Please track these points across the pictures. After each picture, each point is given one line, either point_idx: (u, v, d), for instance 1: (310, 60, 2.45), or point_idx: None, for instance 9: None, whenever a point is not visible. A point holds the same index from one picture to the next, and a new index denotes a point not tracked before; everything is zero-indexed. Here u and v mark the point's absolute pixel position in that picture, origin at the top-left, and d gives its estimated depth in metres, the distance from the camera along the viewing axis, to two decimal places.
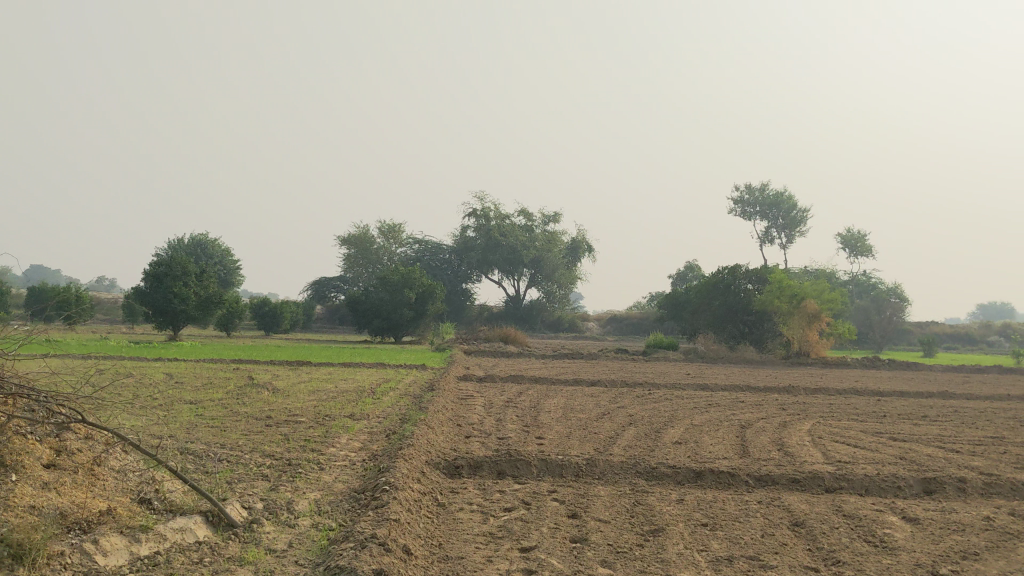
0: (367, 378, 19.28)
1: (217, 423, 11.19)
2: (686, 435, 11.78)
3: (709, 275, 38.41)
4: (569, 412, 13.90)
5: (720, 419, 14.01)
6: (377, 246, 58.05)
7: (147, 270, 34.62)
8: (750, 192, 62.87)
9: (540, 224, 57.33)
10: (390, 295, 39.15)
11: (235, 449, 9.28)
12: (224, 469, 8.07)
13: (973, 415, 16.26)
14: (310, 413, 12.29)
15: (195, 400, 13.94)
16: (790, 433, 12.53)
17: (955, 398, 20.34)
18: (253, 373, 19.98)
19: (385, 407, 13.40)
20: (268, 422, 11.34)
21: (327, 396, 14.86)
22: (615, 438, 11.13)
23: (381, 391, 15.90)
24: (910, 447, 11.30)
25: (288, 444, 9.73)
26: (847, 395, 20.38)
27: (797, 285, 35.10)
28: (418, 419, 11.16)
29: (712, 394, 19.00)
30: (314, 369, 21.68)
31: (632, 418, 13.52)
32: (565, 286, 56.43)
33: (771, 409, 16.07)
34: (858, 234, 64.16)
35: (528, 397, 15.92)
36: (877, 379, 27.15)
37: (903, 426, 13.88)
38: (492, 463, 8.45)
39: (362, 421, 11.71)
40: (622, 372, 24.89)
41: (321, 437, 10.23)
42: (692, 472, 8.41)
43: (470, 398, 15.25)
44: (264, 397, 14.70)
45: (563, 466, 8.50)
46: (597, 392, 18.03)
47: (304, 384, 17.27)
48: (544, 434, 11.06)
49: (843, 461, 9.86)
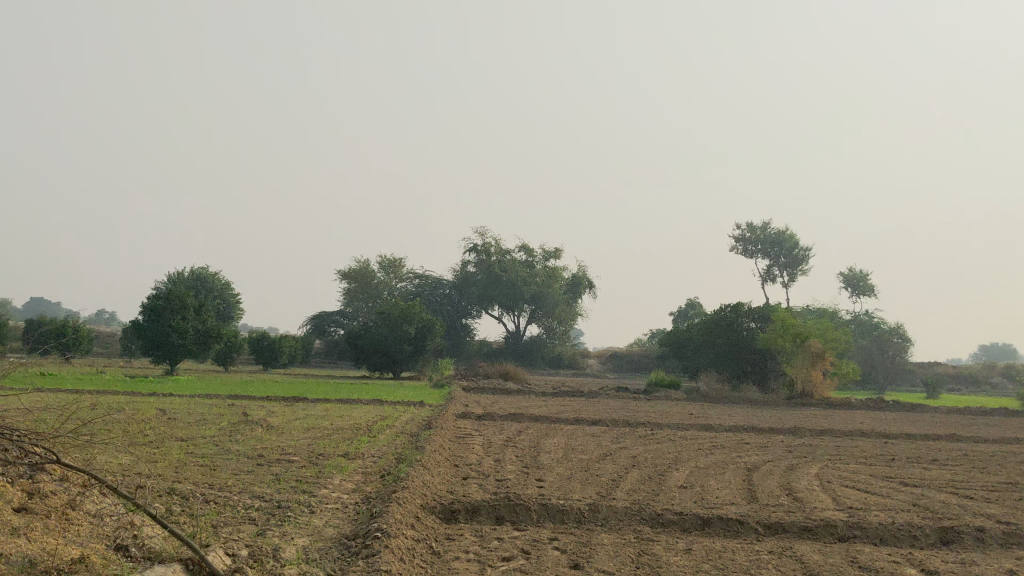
0: (364, 415, 18.92)
1: (206, 462, 10.85)
2: (690, 479, 11.43)
3: (711, 313, 38.12)
4: (570, 453, 13.54)
5: (725, 461, 13.65)
6: (377, 281, 57.78)
7: (145, 303, 34.33)
8: (751, 230, 62.70)
9: (541, 259, 57.12)
10: (389, 330, 38.83)
11: (224, 489, 8.94)
12: (210, 511, 7.73)
13: (983, 459, 15.90)
14: (304, 452, 11.95)
15: (187, 437, 13.60)
16: (797, 477, 12.17)
17: (963, 441, 19.97)
18: (247, 408, 19.62)
19: (381, 446, 13.05)
20: (260, 462, 11.01)
21: (322, 434, 14.53)
22: (618, 482, 10.78)
23: (378, 429, 15.54)
24: (923, 493, 10.94)
25: (279, 485, 9.39)
26: (853, 436, 20.02)
27: (800, 324, 34.80)
28: (414, 459, 10.81)
29: (715, 435, 18.63)
30: (310, 405, 21.33)
31: (635, 460, 13.17)
32: (565, 323, 56.12)
33: (777, 451, 15.71)
34: (860, 273, 63.93)
35: (528, 436, 15.57)
36: (882, 420, 26.75)
37: (913, 470, 13.52)
38: (491, 507, 8.09)
39: (357, 460, 11.36)
40: (624, 411, 24.51)
41: (313, 478, 9.88)
42: (699, 519, 8.06)
43: (469, 437, 14.90)
44: (258, 434, 14.36)
45: (565, 511, 8.15)
46: (599, 431, 17.67)
47: (300, 421, 16.91)
48: (545, 476, 10.71)
49: (856, 507, 9.49)
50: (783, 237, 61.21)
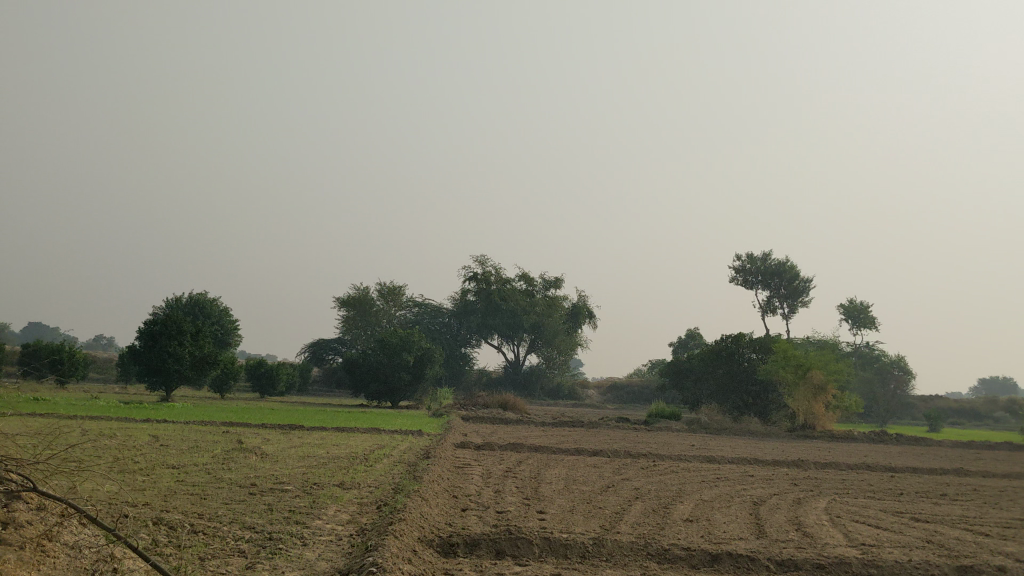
0: (360, 444, 18.59)
1: (197, 490, 10.52)
2: (696, 512, 11.11)
3: (712, 343, 37.82)
4: (572, 484, 13.20)
5: (730, 494, 13.32)
6: (376, 309, 57.50)
7: (142, 328, 34.01)
8: (751, 260, 62.49)
9: (541, 288, 56.86)
10: (388, 358, 38.49)
11: (214, 519, 8.62)
12: (198, 543, 7.42)
13: (992, 494, 15.58)
14: (298, 481, 11.61)
15: (179, 465, 13.27)
16: (805, 511, 11.85)
17: (970, 475, 19.62)
18: (241, 436, 19.27)
19: (378, 475, 12.72)
20: (253, 490, 10.68)
21: (317, 463, 14.19)
22: (622, 514, 10.45)
23: (375, 458, 15.21)
24: (936, 528, 10.62)
25: (271, 515, 9.06)
26: (858, 470, 19.67)
27: (802, 354, 34.39)
28: (412, 490, 10.48)
29: (719, 467, 18.28)
30: (305, 433, 20.96)
31: (638, 492, 12.85)
32: (565, 353, 55.77)
33: (783, 484, 15.38)
34: (861, 305, 63.70)
35: (528, 466, 15.23)
36: (885, 453, 26.40)
37: (923, 504, 13.20)
38: (491, 540, 7.78)
39: (353, 490, 11.04)
40: (624, 442, 24.13)
41: (307, 508, 9.56)
42: (708, 555, 7.75)
43: (467, 467, 14.57)
44: (252, 462, 14.02)
45: (568, 545, 7.83)
46: (600, 462, 17.34)
47: (295, 449, 16.58)
48: (547, 509, 10.39)
49: (869, 544, 9.18)
50: (783, 268, 60.99)
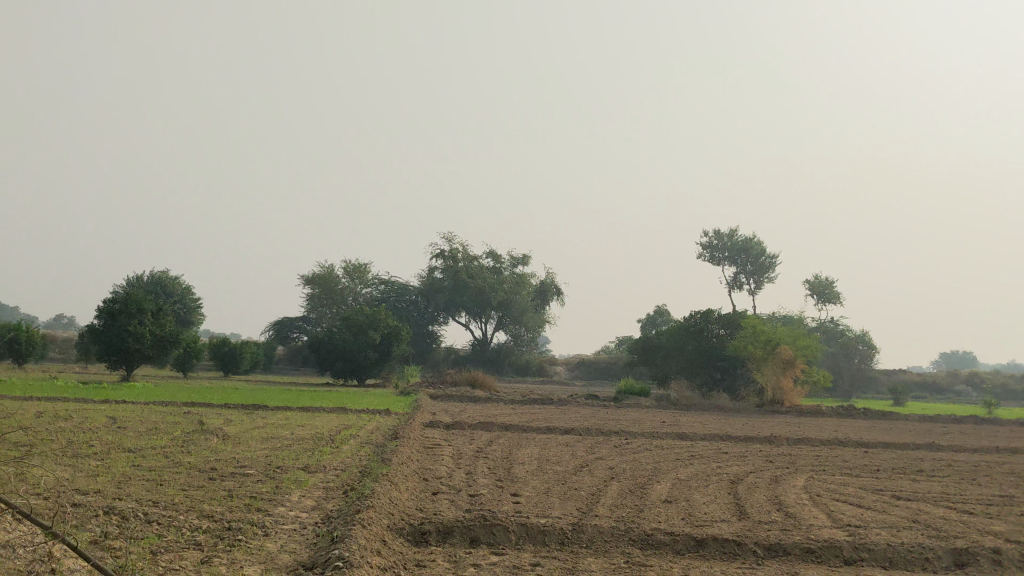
0: (327, 424, 18.07)
1: (153, 476, 9.97)
2: (674, 492, 10.78)
3: (681, 319, 37.67)
4: (544, 464, 12.81)
5: (707, 473, 13.01)
6: (341, 287, 56.71)
7: (102, 306, 33.15)
8: (718, 236, 62.49)
9: (508, 266, 56.47)
10: (354, 337, 37.93)
11: (170, 508, 8.10)
12: (152, 534, 6.92)
13: (969, 470, 15.45)
14: (261, 465, 11.09)
15: (136, 448, 12.71)
16: (784, 489, 11.57)
17: (942, 451, 19.56)
18: (203, 417, 18.70)
19: (344, 457, 12.23)
20: (213, 475, 10.15)
21: (282, 445, 13.66)
22: (598, 496, 10.07)
23: (340, 439, 14.72)
24: (920, 508, 10.38)
25: (231, 502, 8.56)
26: (831, 445, 19.49)
27: (771, 330, 34.42)
28: (380, 473, 9.99)
29: (692, 444, 18.01)
30: (270, 413, 20.41)
31: (613, 471, 12.50)
32: (532, 330, 55.45)
33: (758, 461, 15.10)
34: (827, 281, 64.02)
35: (499, 446, 14.79)
36: (856, 428, 26.38)
37: (901, 482, 12.99)
38: (465, 527, 7.36)
39: (318, 474, 10.55)
40: (595, 420, 23.82)
41: (270, 494, 9.06)
42: (693, 540, 7.39)
43: (437, 447, 14.13)
44: (212, 445, 13.45)
45: (546, 531, 7.41)
46: (573, 441, 16.97)
47: (258, 431, 16.03)
48: (521, 491, 9.97)
49: (856, 526, 8.87)
50: (749, 244, 61.05)
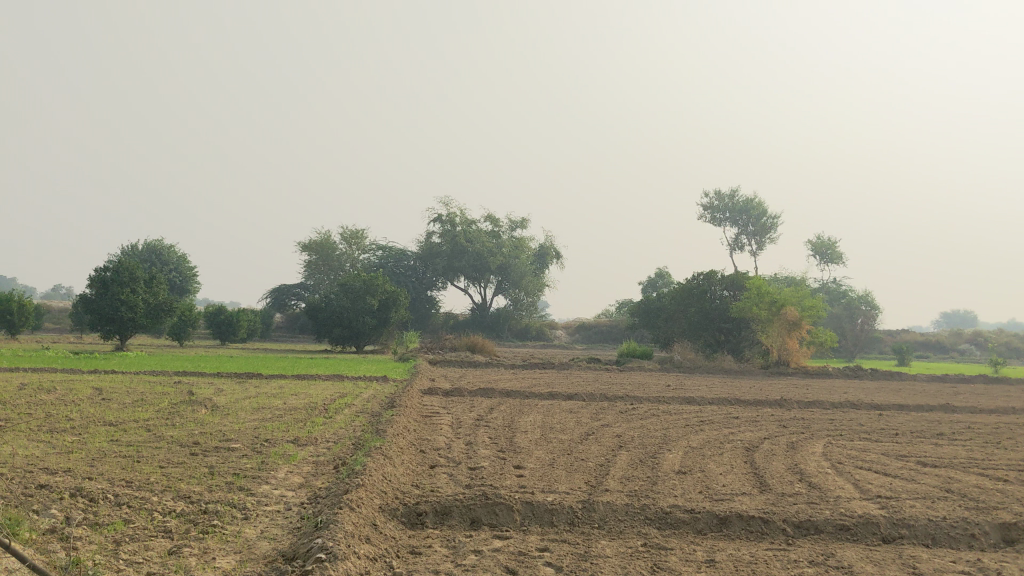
0: (321, 393, 17.43)
1: (130, 452, 9.28)
2: (687, 461, 10.14)
3: (684, 281, 36.74)
4: (548, 433, 12.15)
5: (719, 440, 12.34)
6: (339, 253, 55.94)
7: (93, 275, 32.42)
8: (718, 197, 61.69)
9: (507, 230, 55.76)
10: (351, 303, 37.23)
11: (142, 489, 7.44)
12: (118, 521, 6.25)
13: (990, 432, 14.84)
14: (247, 438, 10.42)
15: (118, 421, 12.06)
16: (802, 456, 10.94)
17: (957, 412, 18.94)
18: (192, 387, 18.04)
19: (337, 429, 11.55)
20: (194, 450, 9.49)
21: (272, 416, 12.99)
22: (607, 467, 9.41)
23: (334, 409, 14.02)
24: (950, 475, 9.75)
25: (211, 480, 7.90)
26: (843, 408, 18.90)
27: (775, 290, 33.65)
28: (373, 446, 9.32)
29: (701, 409, 17.36)
30: (263, 382, 19.77)
31: (621, 440, 11.84)
32: (532, 294, 54.80)
33: (770, 426, 14.43)
34: (829, 241, 63.33)
35: (501, 414, 14.16)
36: (864, 390, 25.79)
37: (923, 447, 12.35)
38: (464, 507, 6.70)
39: (308, 447, 9.88)
40: (597, 384, 23.18)
41: (253, 471, 8.39)
42: (715, 518, 6.73)
43: (435, 416, 13.45)
44: (199, 417, 12.77)
45: (553, 510, 6.75)
46: (577, 407, 16.34)
47: (249, 401, 15.36)
48: (524, 463, 9.31)
49: (886, 497, 8.25)
50: (750, 205, 60.23)
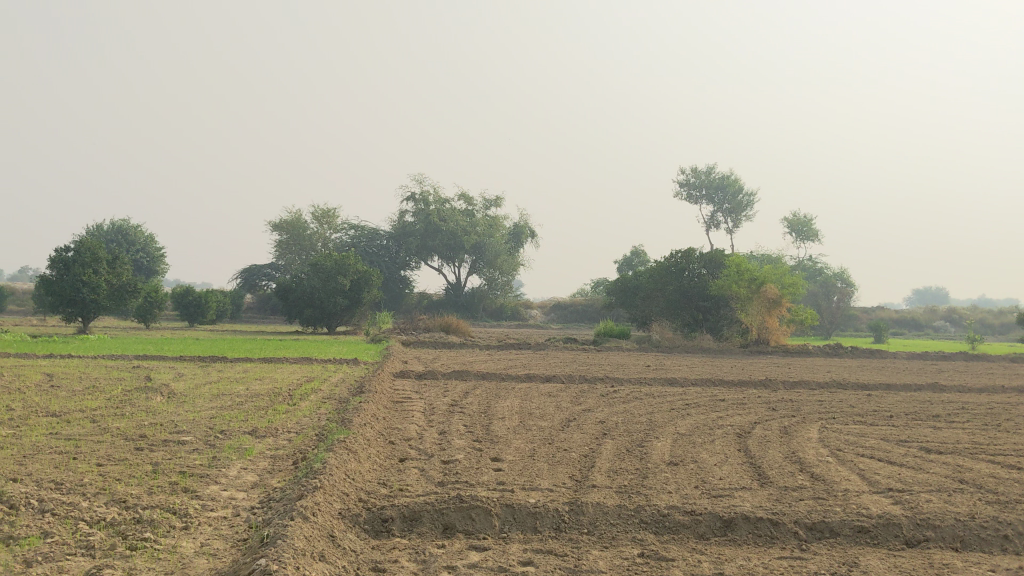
0: (286, 377, 16.59)
1: (67, 448, 8.40)
2: (678, 451, 9.42)
3: (661, 258, 35.91)
4: (527, 420, 11.38)
5: (709, 426, 11.62)
6: (310, 232, 54.83)
7: (53, 256, 31.23)
8: (695, 174, 61.04)
9: (481, 208, 54.94)
10: (322, 283, 36.20)
11: (72, 493, 6.59)
12: (35, 534, 5.40)
13: (986, 413, 14.27)
14: (200, 430, 9.56)
15: (63, 411, 11.18)
16: (798, 443, 10.24)
17: (947, 391, 18.39)
18: (151, 372, 17.11)
19: (300, 418, 10.71)
20: (139, 445, 8.61)
21: (231, 403, 12.13)
22: (591, 458, 8.68)
23: (298, 395, 13.16)
24: (957, 462, 9.07)
25: (153, 481, 7.05)
26: (830, 388, 18.31)
27: (755, 268, 33.04)
28: (337, 438, 8.52)
29: (685, 390, 16.70)
30: (228, 366, 18.91)
31: (605, 426, 11.10)
32: (507, 274, 54.00)
33: (759, 410, 13.73)
34: (805, 218, 62.96)
35: (476, 399, 13.37)
36: (847, 368, 25.26)
37: (923, 430, 11.71)
38: (436, 512, 5.92)
39: (266, 440, 9.04)
40: (576, 365, 22.41)
41: (202, 469, 7.55)
42: (718, 520, 6.01)
43: (406, 402, 12.65)
44: (152, 405, 11.88)
45: (536, 513, 5.99)
46: (556, 390, 15.62)
47: (209, 387, 14.47)
48: (503, 455, 8.54)
49: (898, 490, 7.54)
50: (726, 181, 59.65)
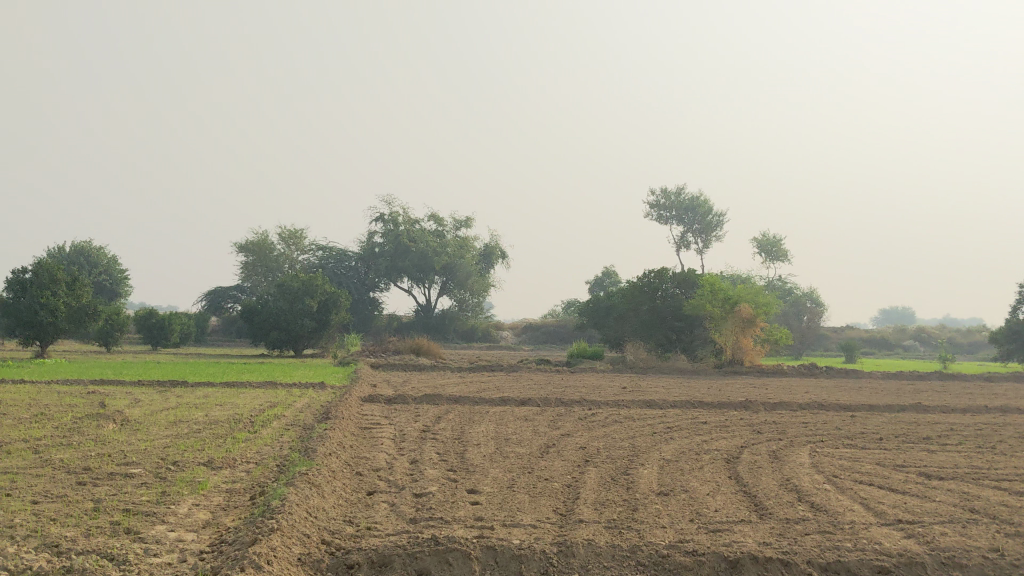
0: (249, 402, 15.82)
1: (1, 484, 7.63)
2: (666, 479, 8.84)
3: (634, 278, 35.43)
4: (504, 446, 10.75)
5: (695, 451, 11.03)
6: (277, 254, 53.93)
7: (10, 277, 30.20)
8: (665, 195, 60.88)
9: (451, 229, 54.34)
10: (289, 304, 35.35)
11: (1, 537, 5.86)
12: None
13: (975, 435, 13.83)
14: (151, 461, 8.83)
15: (5, 441, 10.37)
16: (791, 469, 9.69)
17: (930, 412, 17.99)
18: (105, 398, 16.24)
19: (261, 447, 10.00)
20: (81, 479, 7.86)
21: (188, 431, 11.36)
22: (575, 489, 8.07)
23: (260, 422, 12.43)
24: (962, 489, 8.55)
25: (92, 521, 6.32)
26: (813, 410, 17.79)
27: (728, 287, 32.65)
28: (300, 470, 7.85)
29: (665, 413, 16.11)
30: (188, 391, 18.07)
31: (586, 453, 10.48)
32: (478, 295, 53.57)
33: (743, 432, 13.19)
34: (775, 238, 62.90)
35: (448, 424, 12.71)
36: (825, 389, 24.84)
37: (915, 454, 11.22)
38: (409, 556, 5.31)
39: (222, 472, 8.34)
40: (549, 387, 21.78)
41: (151, 506, 6.83)
42: (723, 561, 5.44)
43: (375, 429, 11.94)
44: (102, 434, 11.07)
45: (520, 556, 5.43)
46: (531, 414, 15.00)
47: (166, 413, 13.68)
48: (479, 487, 7.90)
49: (909, 521, 7.01)
50: (696, 202, 59.57)
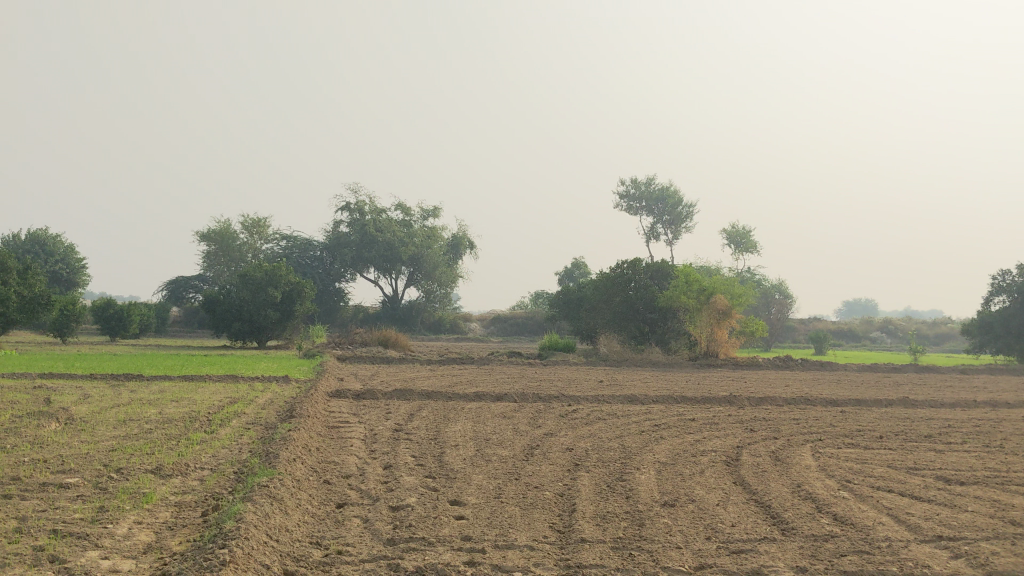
0: (207, 397, 14.84)
1: None
2: (669, 486, 7.99)
3: (607, 269, 34.55)
4: (485, 448, 9.85)
5: (692, 453, 10.18)
6: (239, 243, 52.52)
7: None
8: (635, 185, 60.22)
9: (419, 219, 53.26)
10: (251, 295, 34.20)
11: None
12: None
13: (974, 431, 13.20)
14: (90, 468, 7.83)
15: None
16: (799, 474, 8.86)
17: (919, 407, 17.39)
18: (53, 393, 15.17)
19: (218, 450, 9.02)
20: (8, 491, 6.84)
21: (139, 431, 10.35)
22: (571, 499, 7.20)
23: (218, 420, 11.44)
24: (993, 497, 7.78)
25: (12, 547, 5.34)
26: (797, 405, 17.13)
27: (705, 278, 31.94)
28: (261, 480, 6.90)
29: (647, 409, 15.31)
30: (142, 384, 17.01)
31: (575, 456, 9.59)
32: (446, 286, 52.63)
33: (737, 431, 12.39)
34: (745, 229, 62.57)
35: (423, 422, 11.78)
36: (805, 382, 24.26)
37: (925, 455, 10.48)
38: None
39: (172, 481, 7.38)
40: (523, 382, 20.96)
41: (85, 526, 5.85)
42: None
43: (343, 429, 10.97)
44: (42, 435, 10.06)
45: None
46: (509, 410, 14.11)
47: (116, 411, 12.65)
48: (463, 497, 7.01)
49: (950, 536, 6.23)
50: (667, 193, 58.98)
